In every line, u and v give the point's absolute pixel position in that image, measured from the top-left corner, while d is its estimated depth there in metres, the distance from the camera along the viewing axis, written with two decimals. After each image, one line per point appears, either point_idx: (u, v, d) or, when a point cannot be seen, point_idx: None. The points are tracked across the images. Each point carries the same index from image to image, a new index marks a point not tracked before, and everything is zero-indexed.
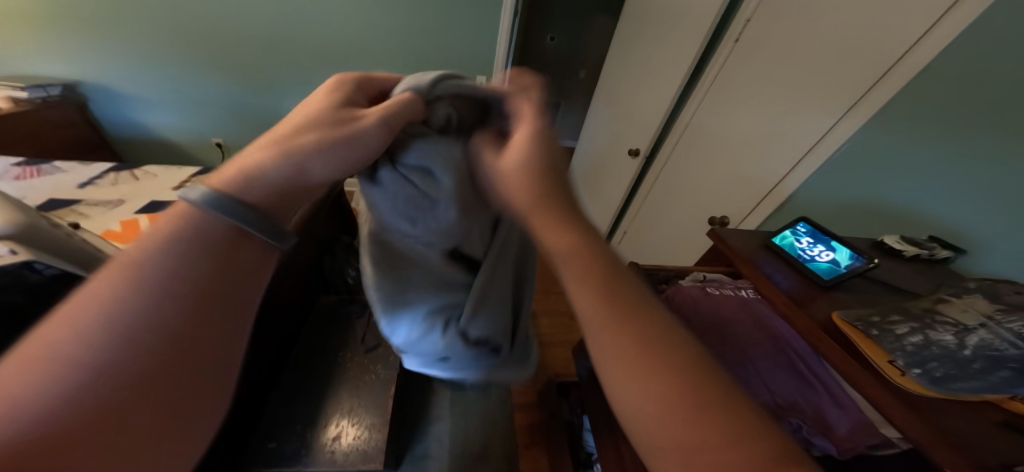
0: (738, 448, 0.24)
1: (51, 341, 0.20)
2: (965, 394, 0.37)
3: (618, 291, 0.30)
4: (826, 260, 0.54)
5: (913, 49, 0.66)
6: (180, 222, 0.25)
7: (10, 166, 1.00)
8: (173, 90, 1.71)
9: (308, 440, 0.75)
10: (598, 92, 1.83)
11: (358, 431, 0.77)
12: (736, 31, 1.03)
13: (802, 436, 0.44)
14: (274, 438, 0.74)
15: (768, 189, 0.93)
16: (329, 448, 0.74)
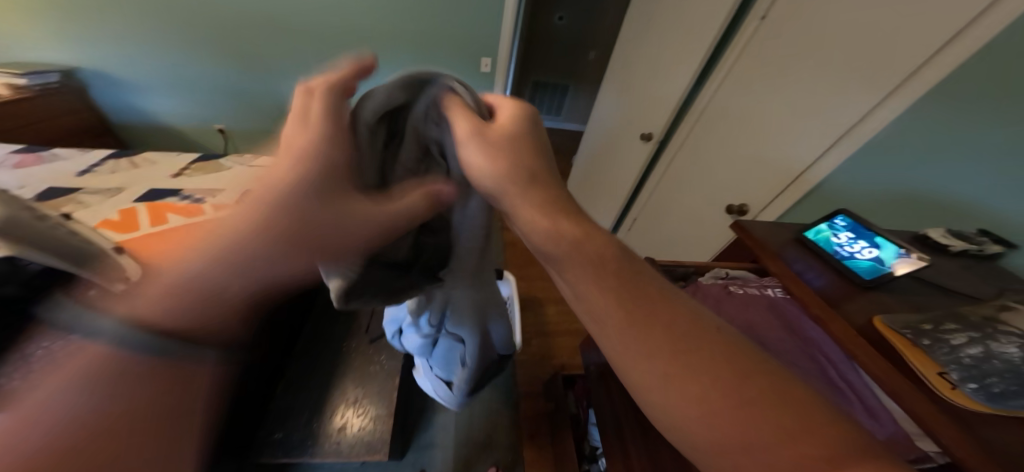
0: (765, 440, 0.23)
1: None
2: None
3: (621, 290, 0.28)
4: (867, 258, 0.49)
5: (975, 21, 0.58)
6: None
7: (10, 152, 0.98)
8: (173, 75, 1.67)
9: (315, 431, 0.75)
10: (610, 70, 1.71)
11: (362, 422, 0.77)
12: (763, 7, 0.93)
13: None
14: (280, 429, 0.74)
15: (793, 176, 0.87)
16: (335, 439, 0.74)
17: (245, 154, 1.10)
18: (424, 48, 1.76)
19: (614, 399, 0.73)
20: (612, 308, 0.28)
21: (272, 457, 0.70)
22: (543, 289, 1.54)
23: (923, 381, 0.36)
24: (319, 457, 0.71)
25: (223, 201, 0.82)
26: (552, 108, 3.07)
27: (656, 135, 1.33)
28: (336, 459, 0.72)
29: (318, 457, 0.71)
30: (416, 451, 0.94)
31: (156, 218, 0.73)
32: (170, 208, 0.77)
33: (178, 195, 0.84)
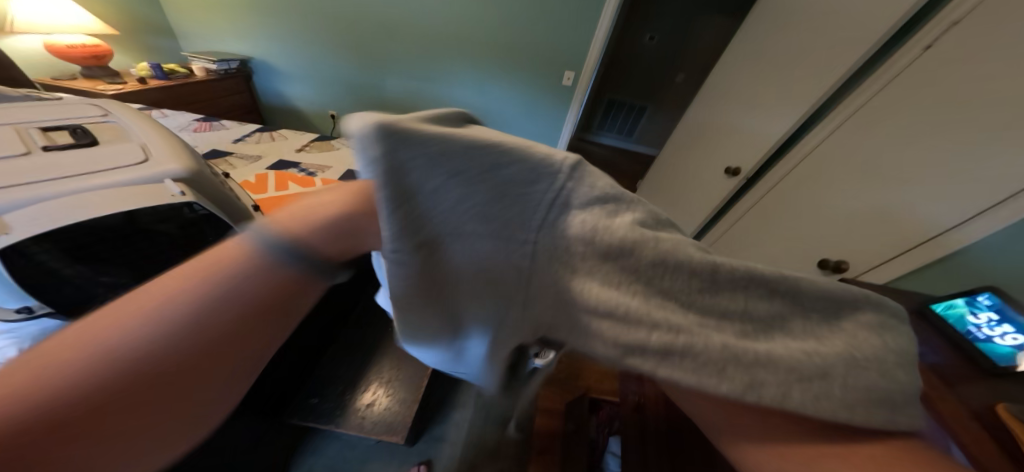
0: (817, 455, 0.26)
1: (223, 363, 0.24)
2: None
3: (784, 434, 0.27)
4: (1009, 344, 0.41)
5: None
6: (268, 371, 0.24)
7: (193, 120, 1.26)
8: (309, 68, 1.99)
9: (344, 403, 0.83)
10: (702, 93, 1.62)
11: (389, 403, 0.84)
12: (928, 34, 0.73)
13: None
14: (317, 395, 0.84)
15: (920, 239, 0.75)
16: (360, 414, 0.82)
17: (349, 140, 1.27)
18: (516, 59, 1.83)
19: (629, 439, 0.68)
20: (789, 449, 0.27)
21: (301, 419, 0.79)
22: None
23: None
24: (345, 428, 0.78)
25: (329, 178, 0.96)
26: (626, 127, 3.00)
27: (744, 171, 1.22)
28: (358, 432, 0.79)
29: (345, 428, 0.78)
30: (426, 441, 1.00)
31: (279, 185, 0.88)
32: (291, 178, 0.92)
33: (296, 168, 1.00)
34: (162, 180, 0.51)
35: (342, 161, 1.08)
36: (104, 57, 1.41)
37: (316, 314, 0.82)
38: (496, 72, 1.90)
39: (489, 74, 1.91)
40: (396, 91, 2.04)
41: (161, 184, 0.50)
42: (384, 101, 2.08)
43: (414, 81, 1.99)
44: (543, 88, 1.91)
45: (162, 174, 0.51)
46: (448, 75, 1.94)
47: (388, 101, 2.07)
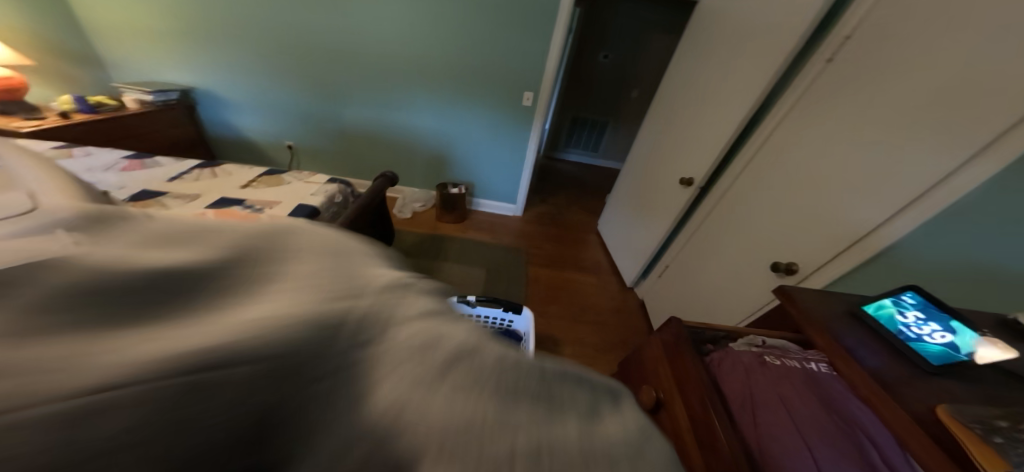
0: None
1: None
2: None
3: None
4: (939, 343, 0.42)
5: None
6: None
7: (123, 158, 1.16)
8: (261, 98, 1.93)
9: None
10: (652, 110, 1.71)
11: None
12: (832, 47, 0.87)
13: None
14: None
15: (855, 238, 0.79)
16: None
17: (302, 173, 1.21)
18: (474, 82, 1.86)
19: None
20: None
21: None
22: (561, 327, 1.48)
23: None
24: None
25: (276, 214, 0.90)
26: (589, 145, 3.12)
27: (697, 180, 1.29)
28: None
29: None
30: None
31: None
32: None
33: (241, 206, 0.93)
34: None
35: (292, 195, 1.03)
36: (15, 90, 1.28)
37: None
38: (455, 96, 1.92)
39: (448, 99, 1.93)
40: (354, 118, 2.00)
41: None
42: (342, 129, 2.03)
43: (373, 107, 1.96)
44: (505, 109, 1.95)
45: None
46: (409, 101, 1.94)
47: (347, 128, 2.03)
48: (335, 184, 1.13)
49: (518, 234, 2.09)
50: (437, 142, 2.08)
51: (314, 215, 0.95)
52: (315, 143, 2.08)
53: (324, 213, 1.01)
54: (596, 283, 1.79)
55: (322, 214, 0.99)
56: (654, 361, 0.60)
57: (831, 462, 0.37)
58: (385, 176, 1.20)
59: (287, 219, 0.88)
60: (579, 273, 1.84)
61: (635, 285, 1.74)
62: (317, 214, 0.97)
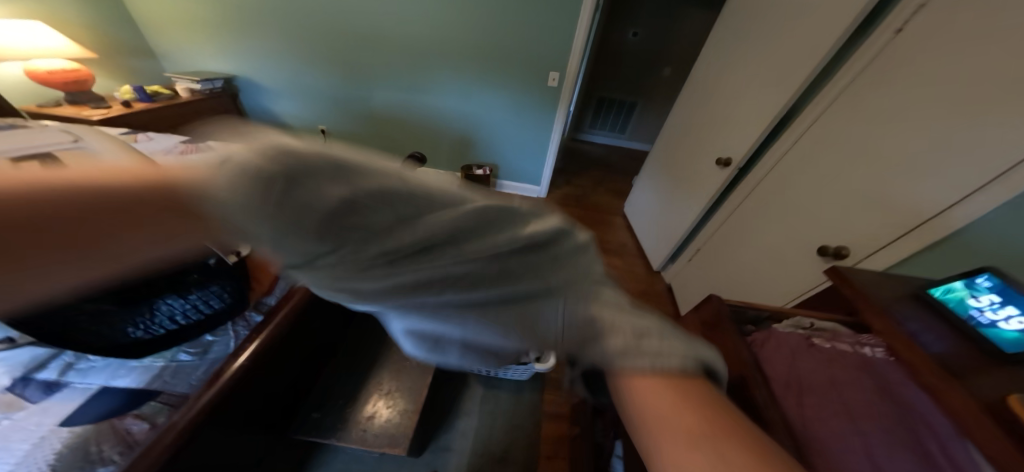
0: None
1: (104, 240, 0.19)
2: None
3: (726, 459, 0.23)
4: (1015, 329, 0.39)
5: None
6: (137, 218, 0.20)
7: (178, 142, 1.25)
8: (295, 84, 1.99)
9: (345, 416, 0.81)
10: (688, 87, 1.61)
11: (389, 415, 0.82)
12: (902, 16, 0.77)
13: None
14: (317, 409, 0.82)
15: (917, 220, 0.73)
16: (362, 426, 0.79)
17: None
18: (500, 62, 1.83)
19: None
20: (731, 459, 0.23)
21: (305, 434, 0.77)
22: None
23: None
24: (347, 441, 0.76)
25: None
26: (617, 126, 3.01)
27: (735, 161, 1.22)
28: (360, 445, 0.76)
29: (347, 441, 0.76)
30: (432, 452, 0.96)
31: None
32: None
33: None
34: None
35: None
36: (85, 82, 1.40)
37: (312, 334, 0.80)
38: (481, 77, 1.89)
39: (474, 80, 1.91)
40: (383, 102, 2.03)
41: None
42: (372, 113, 2.07)
43: (401, 91, 1.98)
44: (531, 90, 1.91)
45: None
46: (435, 83, 1.94)
47: (377, 112, 2.07)
48: None
49: None
50: (464, 124, 2.08)
51: None
52: (346, 127, 2.14)
53: None
54: (622, 266, 1.76)
55: None
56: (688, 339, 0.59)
57: (884, 451, 0.36)
58: None
59: None
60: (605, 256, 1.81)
61: (664, 269, 1.70)
62: None
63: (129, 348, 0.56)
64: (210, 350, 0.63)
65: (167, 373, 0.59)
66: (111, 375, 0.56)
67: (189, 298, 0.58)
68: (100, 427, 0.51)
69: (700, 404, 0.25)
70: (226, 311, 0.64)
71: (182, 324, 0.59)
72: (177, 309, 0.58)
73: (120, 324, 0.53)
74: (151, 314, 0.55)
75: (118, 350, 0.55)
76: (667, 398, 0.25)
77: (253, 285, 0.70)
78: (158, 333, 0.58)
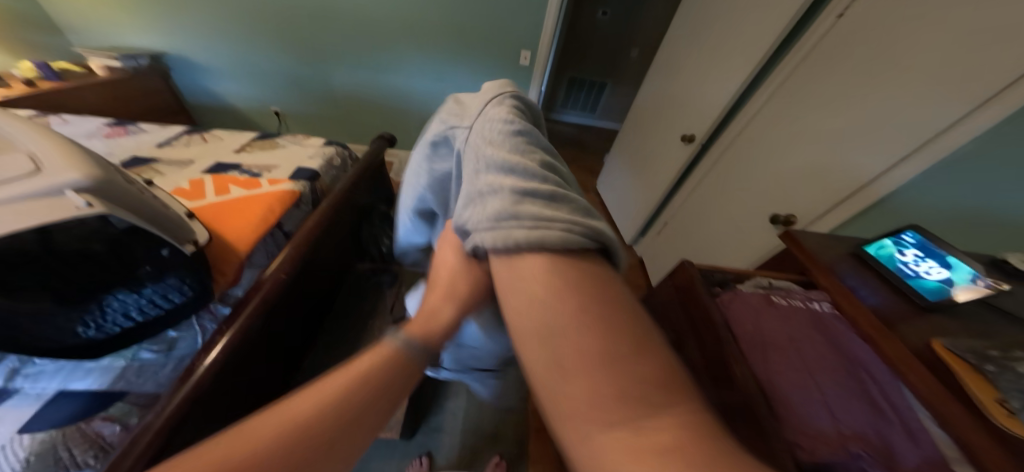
0: (642, 392, 0.20)
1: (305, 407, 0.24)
2: None
3: (620, 373, 0.21)
4: (935, 279, 0.44)
5: None
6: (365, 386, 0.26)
7: (104, 125, 1.10)
8: (241, 62, 1.81)
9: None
10: (654, 67, 1.64)
11: None
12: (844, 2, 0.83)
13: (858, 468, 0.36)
14: None
15: (853, 188, 0.81)
16: None
17: (295, 136, 1.17)
18: (468, 39, 1.76)
19: None
20: (617, 370, 0.21)
21: None
22: None
23: (974, 404, 0.33)
24: None
25: (277, 178, 0.88)
26: (588, 105, 3.02)
27: (699, 137, 1.27)
28: None
29: None
30: (424, 434, 0.98)
31: (219, 189, 0.79)
32: (233, 181, 0.83)
33: (238, 170, 0.91)
34: (64, 192, 0.45)
35: (290, 158, 1.00)
36: None
37: (289, 323, 0.77)
38: (448, 55, 1.81)
39: (441, 59, 1.83)
40: (343, 82, 1.91)
41: (64, 197, 0.45)
42: (332, 93, 1.94)
43: (361, 69, 1.86)
44: (502, 68, 1.86)
45: (62, 185, 0.45)
46: (399, 60, 1.83)
47: (338, 93, 1.94)
48: (332, 146, 1.11)
49: None
50: (433, 105, 2.00)
51: (315, 178, 0.94)
52: (304, 108, 1.99)
53: (324, 176, 1.00)
54: None
55: (322, 177, 0.97)
56: (665, 304, 0.63)
57: (836, 398, 0.40)
58: (383, 138, 1.17)
59: (289, 182, 0.87)
60: None
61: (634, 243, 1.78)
62: (317, 177, 0.95)
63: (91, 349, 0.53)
64: (176, 346, 0.61)
65: (131, 372, 0.57)
66: (67, 378, 0.55)
67: (144, 293, 0.53)
68: (67, 431, 0.50)
69: (595, 305, 0.24)
70: (188, 307, 0.60)
71: (139, 320, 0.55)
72: (130, 305, 0.52)
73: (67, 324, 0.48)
74: (101, 311, 0.50)
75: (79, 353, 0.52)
76: (544, 280, 0.26)
77: (217, 278, 0.64)
78: (113, 331, 0.53)
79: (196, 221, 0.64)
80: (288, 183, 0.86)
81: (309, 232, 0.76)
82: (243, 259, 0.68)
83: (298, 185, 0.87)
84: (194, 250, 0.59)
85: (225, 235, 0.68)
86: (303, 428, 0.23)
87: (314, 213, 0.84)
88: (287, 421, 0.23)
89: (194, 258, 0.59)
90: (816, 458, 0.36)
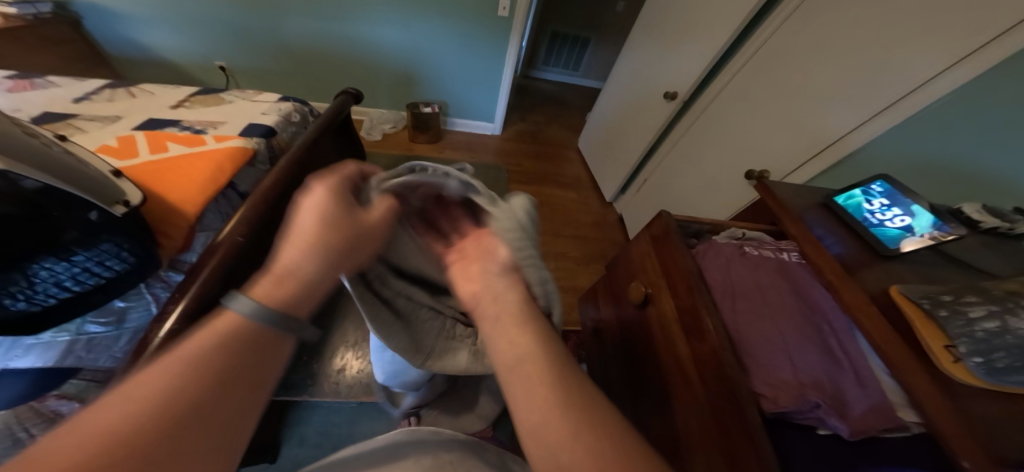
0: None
1: (119, 413, 0.23)
2: (1016, 388, 0.32)
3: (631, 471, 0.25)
4: (898, 227, 0.46)
5: (1011, 30, 0.56)
6: (204, 370, 0.27)
7: (4, 78, 0.94)
8: (171, 6, 1.57)
9: (313, 371, 0.78)
10: (639, 20, 1.55)
11: (361, 365, 0.80)
12: None
13: (813, 415, 0.38)
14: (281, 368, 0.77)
15: (824, 144, 0.83)
16: (334, 380, 0.77)
17: (244, 89, 1.05)
18: None
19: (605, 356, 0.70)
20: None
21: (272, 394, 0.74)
22: (545, 244, 1.53)
23: (926, 352, 0.35)
24: (319, 395, 0.74)
25: (224, 133, 0.79)
26: (571, 61, 2.88)
27: (681, 94, 1.24)
28: (334, 398, 0.75)
29: (318, 395, 0.74)
30: None
31: (155, 147, 0.71)
32: (170, 137, 0.74)
33: (177, 127, 0.80)
34: None
35: (239, 113, 0.90)
36: None
37: None
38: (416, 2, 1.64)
39: (408, 6, 1.65)
40: (297, 33, 1.71)
41: None
42: (286, 45, 1.74)
43: (317, 18, 1.66)
44: (475, 17, 1.70)
45: None
46: (361, 6, 1.64)
47: (293, 44, 1.74)
48: (288, 101, 1.00)
49: (498, 155, 2.02)
50: (402, 59, 1.84)
51: (271, 134, 0.86)
52: (254, 62, 1.78)
53: (281, 133, 0.91)
54: (578, 200, 1.81)
55: (279, 133, 0.89)
56: (642, 256, 0.63)
57: (797, 346, 0.42)
58: (347, 92, 1.06)
59: (239, 138, 0.78)
60: (561, 191, 1.84)
61: (615, 201, 1.78)
62: (273, 133, 0.87)
63: (39, 320, 0.48)
64: (127, 318, 0.59)
65: (81, 348, 0.56)
66: (7, 356, 0.52)
67: (76, 260, 0.47)
68: (19, 411, 0.52)
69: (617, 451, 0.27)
70: (134, 274, 0.55)
71: (77, 291, 0.49)
72: (61, 274, 0.47)
73: None
74: (27, 281, 0.44)
75: (21, 326, 0.47)
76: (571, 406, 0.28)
77: (163, 241, 0.59)
78: (48, 304, 0.47)
79: (126, 181, 0.56)
80: (238, 140, 0.77)
81: (266, 192, 0.70)
82: (192, 222, 0.62)
83: (249, 141, 0.79)
84: (126, 212, 0.53)
85: (165, 195, 0.61)
86: (129, 425, 0.23)
87: (272, 172, 0.77)
88: (98, 427, 0.22)
89: (127, 220, 0.52)
90: (777, 407, 0.38)
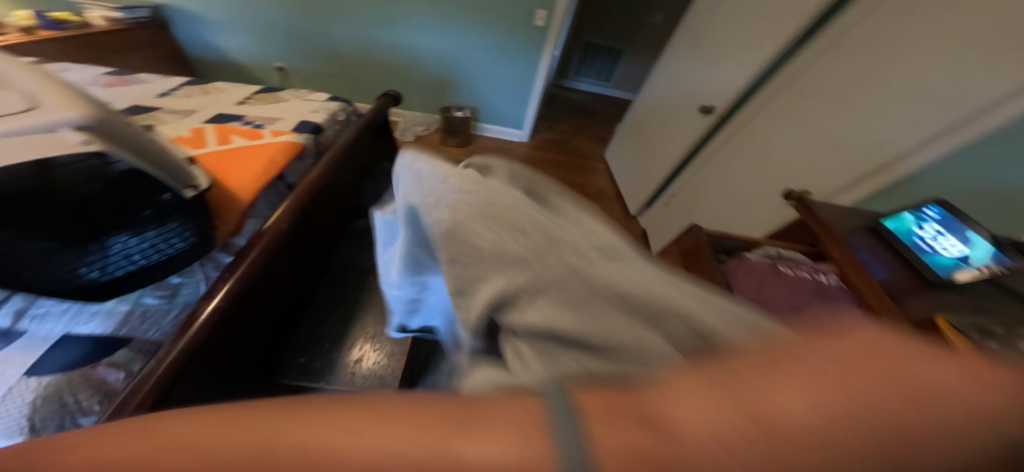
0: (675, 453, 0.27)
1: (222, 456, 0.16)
2: None
3: None
4: (953, 255, 0.43)
5: None
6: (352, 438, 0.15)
7: (104, 74, 1.07)
8: (242, 13, 1.74)
9: (331, 361, 0.80)
10: (678, 32, 1.53)
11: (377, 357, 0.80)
12: None
13: None
14: (304, 354, 0.81)
15: (877, 165, 0.78)
16: (350, 370, 0.78)
17: (299, 90, 1.14)
18: None
19: None
20: None
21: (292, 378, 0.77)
22: None
23: None
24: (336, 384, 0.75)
25: (279, 129, 0.87)
26: (605, 72, 2.87)
27: (719, 108, 1.23)
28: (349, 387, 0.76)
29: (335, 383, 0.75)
30: None
31: (222, 139, 0.78)
32: (235, 131, 0.82)
33: (240, 121, 0.89)
34: (58, 129, 0.44)
35: (292, 111, 0.98)
36: None
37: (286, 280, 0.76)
38: (458, 12, 1.71)
39: (450, 16, 1.73)
40: (347, 39, 1.83)
41: (56, 134, 0.44)
42: (337, 50, 1.87)
43: (366, 25, 1.77)
44: (513, 27, 1.75)
45: (56, 122, 0.43)
46: (407, 16, 1.73)
47: (342, 49, 1.86)
48: (336, 101, 1.08)
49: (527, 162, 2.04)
50: (441, 66, 1.92)
51: (318, 131, 0.92)
52: (307, 64, 1.92)
53: (327, 131, 0.98)
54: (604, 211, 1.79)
55: (326, 130, 0.95)
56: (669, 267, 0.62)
57: None
58: (388, 95, 1.13)
59: (291, 134, 0.85)
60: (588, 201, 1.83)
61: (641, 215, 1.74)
62: (320, 130, 0.93)
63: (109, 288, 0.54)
64: (180, 291, 0.62)
65: (135, 319, 0.57)
66: (73, 322, 0.54)
67: (145, 236, 0.54)
68: (72, 375, 0.49)
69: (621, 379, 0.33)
70: (190, 254, 0.61)
71: (143, 264, 0.55)
72: (132, 248, 0.53)
73: (71, 263, 0.48)
74: (103, 252, 0.50)
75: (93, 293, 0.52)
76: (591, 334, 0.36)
77: (220, 224, 0.66)
78: (117, 275, 0.53)
79: (197, 167, 0.63)
80: (290, 135, 0.84)
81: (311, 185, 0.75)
82: (245, 207, 0.68)
83: (300, 137, 0.86)
84: (194, 195, 0.59)
85: (226, 182, 0.68)
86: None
87: (318, 167, 0.83)
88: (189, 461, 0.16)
89: (194, 204, 0.59)
90: None
